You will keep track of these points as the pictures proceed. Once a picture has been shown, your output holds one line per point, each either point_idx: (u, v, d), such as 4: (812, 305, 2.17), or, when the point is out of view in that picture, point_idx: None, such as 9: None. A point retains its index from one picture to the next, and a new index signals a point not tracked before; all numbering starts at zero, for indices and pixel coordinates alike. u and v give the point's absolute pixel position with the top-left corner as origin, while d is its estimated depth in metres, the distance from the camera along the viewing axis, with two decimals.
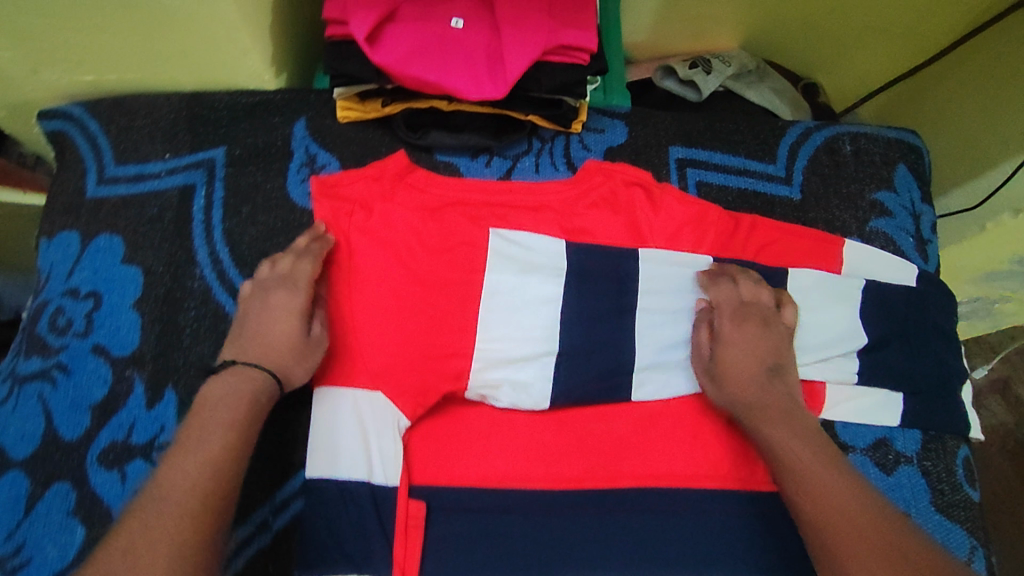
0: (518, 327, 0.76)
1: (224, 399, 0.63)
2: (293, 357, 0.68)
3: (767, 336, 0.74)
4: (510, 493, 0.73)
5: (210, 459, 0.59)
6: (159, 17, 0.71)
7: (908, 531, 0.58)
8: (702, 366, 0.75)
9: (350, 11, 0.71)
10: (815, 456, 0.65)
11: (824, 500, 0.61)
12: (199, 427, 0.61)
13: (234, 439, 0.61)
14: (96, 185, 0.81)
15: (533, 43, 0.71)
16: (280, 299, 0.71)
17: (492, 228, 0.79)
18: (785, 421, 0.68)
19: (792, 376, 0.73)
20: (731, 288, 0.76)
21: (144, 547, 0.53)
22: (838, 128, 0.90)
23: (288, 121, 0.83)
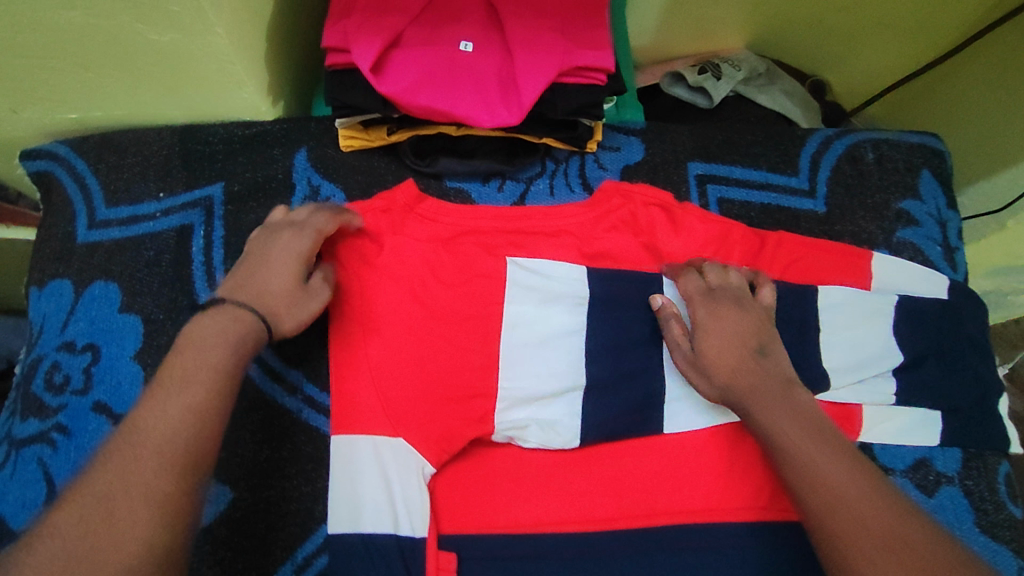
0: (543, 362, 0.72)
1: (208, 338, 0.58)
2: (288, 305, 0.64)
3: (744, 317, 0.69)
4: (543, 538, 0.70)
5: (193, 409, 0.53)
6: (146, 53, 0.66)
7: (916, 519, 0.55)
8: (687, 361, 0.69)
9: (352, 38, 0.67)
10: (813, 441, 0.60)
11: (827, 490, 0.56)
12: (180, 371, 0.56)
13: (218, 386, 0.56)
14: (87, 229, 0.77)
15: (548, 65, 0.67)
16: (283, 244, 0.66)
17: (509, 257, 0.75)
18: (777, 402, 0.63)
19: (778, 353, 0.69)
20: (698, 279, 0.72)
21: (117, 499, 0.48)
22: (859, 135, 0.87)
23: (288, 152, 0.79)
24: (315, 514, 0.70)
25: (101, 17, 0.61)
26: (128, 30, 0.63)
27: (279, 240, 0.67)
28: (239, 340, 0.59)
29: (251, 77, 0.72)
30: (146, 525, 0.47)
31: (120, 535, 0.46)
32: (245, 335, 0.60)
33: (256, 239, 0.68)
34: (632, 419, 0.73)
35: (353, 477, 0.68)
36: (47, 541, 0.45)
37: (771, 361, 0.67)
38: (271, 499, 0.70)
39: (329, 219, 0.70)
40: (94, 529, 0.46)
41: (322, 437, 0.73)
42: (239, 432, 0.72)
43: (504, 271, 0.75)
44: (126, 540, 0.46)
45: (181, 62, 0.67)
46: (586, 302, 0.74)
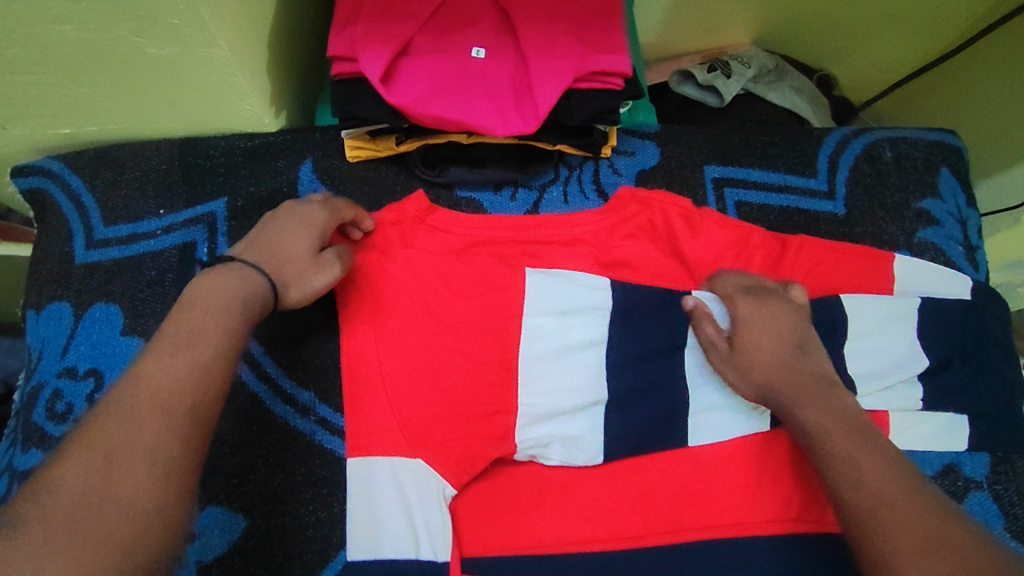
0: (563, 376, 0.70)
1: (217, 296, 0.57)
2: (298, 274, 0.63)
3: (789, 316, 0.67)
4: (568, 558, 0.68)
5: (199, 366, 0.53)
6: (143, 67, 0.63)
7: (962, 522, 0.51)
8: (724, 360, 0.68)
9: (360, 47, 0.64)
10: (850, 436, 0.58)
11: (862, 485, 0.54)
12: (187, 328, 0.55)
13: (226, 345, 0.55)
14: (85, 249, 0.74)
15: (565, 72, 0.65)
16: (303, 214, 0.65)
17: (526, 268, 0.73)
18: (817, 400, 0.62)
19: (821, 353, 0.67)
20: (736, 278, 0.71)
21: (123, 454, 0.47)
22: (877, 133, 0.85)
23: (293, 164, 0.76)
24: (333, 540, 0.68)
25: (96, 31, 0.58)
26: (124, 44, 0.60)
27: (302, 211, 0.66)
28: (245, 299, 0.58)
29: (254, 89, 0.69)
30: (151, 482, 0.47)
31: (124, 490, 0.46)
32: (251, 292, 0.58)
33: (279, 210, 0.67)
34: (655, 433, 0.71)
35: (372, 501, 0.66)
36: (52, 491, 0.44)
37: (814, 361, 0.66)
38: (286, 526, 0.68)
39: (356, 214, 0.70)
40: (98, 483, 0.45)
41: (337, 460, 0.70)
42: (250, 458, 0.69)
43: (521, 282, 0.72)
44: (128, 493, 0.46)
45: (181, 75, 0.65)
46: (605, 312, 0.72)
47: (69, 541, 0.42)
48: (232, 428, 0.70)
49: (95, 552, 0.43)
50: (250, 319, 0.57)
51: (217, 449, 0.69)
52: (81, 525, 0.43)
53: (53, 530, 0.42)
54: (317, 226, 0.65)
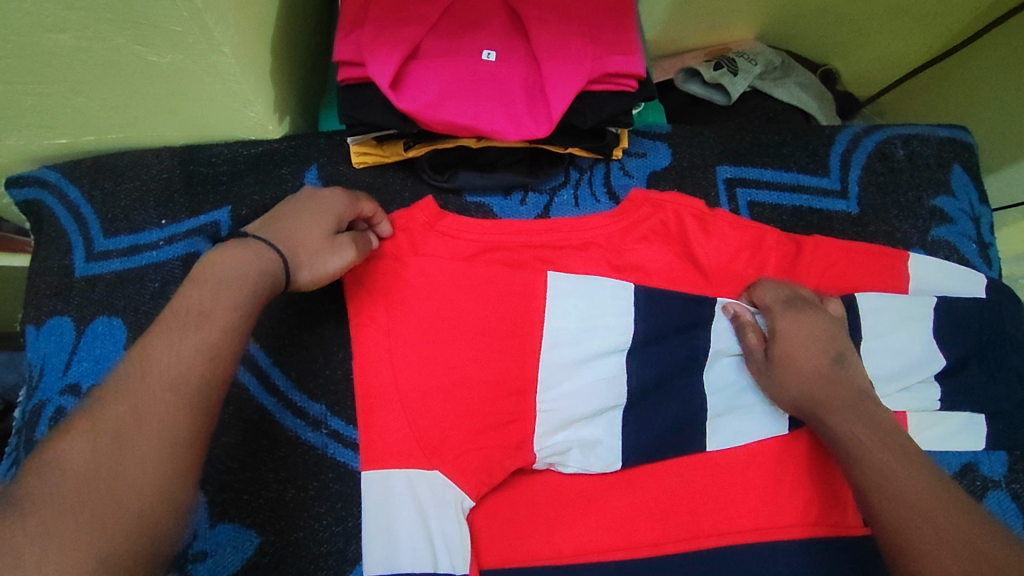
0: (580, 383, 0.69)
1: (228, 275, 0.55)
2: (311, 256, 0.61)
3: (828, 328, 0.69)
4: (588, 568, 0.67)
5: (209, 347, 0.51)
6: (143, 75, 0.61)
7: (994, 529, 0.52)
8: (763, 372, 0.69)
9: (368, 51, 0.62)
10: (887, 446, 0.59)
11: (898, 494, 0.56)
12: (196, 307, 0.53)
13: (235, 326, 0.53)
14: (85, 261, 0.71)
15: (577, 74, 0.64)
16: (321, 198, 0.64)
17: (550, 270, 0.71)
18: (855, 412, 0.63)
19: (858, 365, 0.68)
20: (775, 287, 0.72)
21: (129, 435, 0.46)
22: (888, 130, 0.84)
23: (298, 171, 0.75)
24: (349, 556, 0.66)
25: (94, 39, 0.56)
26: (124, 52, 0.58)
27: (321, 196, 0.64)
28: (257, 278, 0.56)
29: (257, 95, 0.67)
30: (159, 464, 0.45)
31: (131, 472, 0.44)
32: (262, 271, 0.57)
33: (299, 193, 0.65)
34: (673, 439, 0.70)
35: (389, 513, 0.65)
36: (56, 469, 0.43)
37: (852, 372, 0.67)
38: (300, 542, 0.66)
39: (374, 210, 0.68)
40: (103, 463, 0.44)
41: (352, 473, 0.68)
42: (260, 472, 0.67)
43: (543, 287, 0.71)
44: (137, 475, 0.44)
45: (182, 83, 0.63)
46: (628, 316, 0.71)
47: (74, 523, 0.41)
48: (239, 442, 0.67)
49: (99, 535, 0.41)
50: (259, 300, 0.56)
51: (225, 463, 0.66)
52: (85, 506, 0.42)
53: (58, 506, 0.41)
54: (335, 214, 0.64)
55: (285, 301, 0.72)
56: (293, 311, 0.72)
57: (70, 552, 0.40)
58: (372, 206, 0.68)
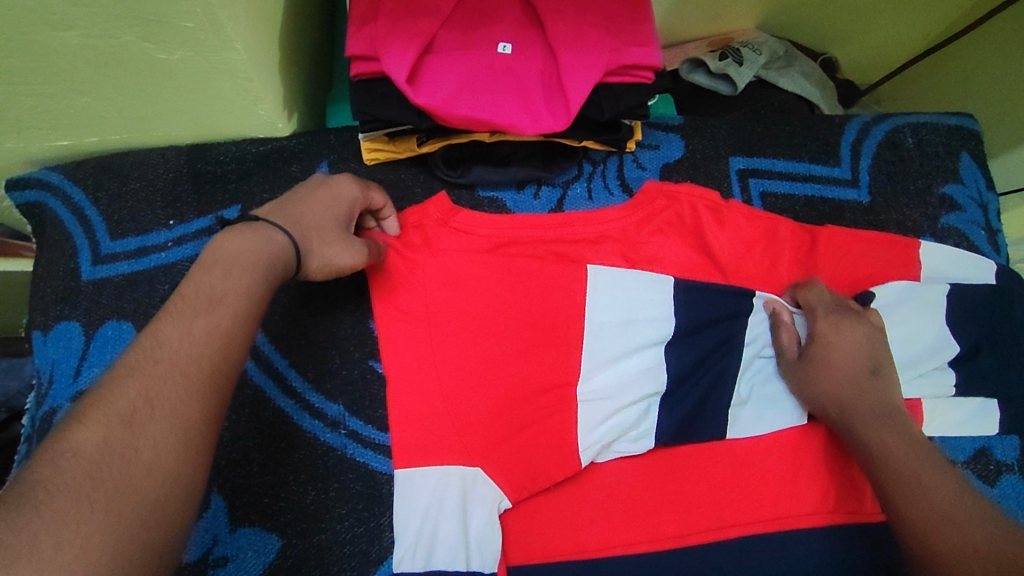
0: (609, 376, 0.68)
1: (238, 262, 0.55)
2: (323, 243, 0.61)
3: (870, 337, 0.69)
4: (612, 562, 0.67)
5: (220, 332, 0.51)
6: (152, 73, 0.59)
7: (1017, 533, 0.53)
8: (795, 372, 0.70)
9: (383, 46, 0.62)
10: (915, 456, 0.61)
11: (926, 503, 0.57)
12: (207, 292, 0.53)
13: (245, 311, 0.53)
14: (92, 264, 0.69)
15: (594, 66, 0.63)
16: (333, 187, 0.64)
17: (590, 265, 0.71)
18: (884, 423, 0.64)
19: (893, 380, 0.68)
20: (822, 292, 0.72)
21: (140, 419, 0.45)
22: (897, 119, 0.85)
23: (308, 168, 0.74)
24: (371, 557, 0.65)
25: (101, 37, 0.54)
26: (131, 50, 0.56)
27: (337, 195, 0.63)
28: (268, 264, 0.56)
29: (267, 92, 0.66)
30: (173, 448, 0.45)
31: (146, 458, 0.44)
32: (271, 255, 0.56)
33: (315, 185, 0.64)
34: (695, 430, 0.70)
35: (426, 509, 0.65)
36: (69, 456, 0.42)
37: (884, 387, 0.67)
38: (322, 544, 0.65)
39: (384, 201, 0.68)
40: (117, 449, 0.43)
41: (371, 473, 0.67)
42: (281, 475, 0.66)
43: (582, 283, 0.70)
44: (150, 460, 0.44)
45: (191, 81, 0.61)
46: (645, 308, 0.70)
47: (89, 509, 0.40)
48: (258, 445, 0.66)
49: (115, 522, 0.40)
50: (269, 284, 0.56)
51: (245, 467, 0.65)
52: (100, 491, 0.41)
53: (71, 489, 0.40)
54: (345, 207, 0.64)
55: (299, 301, 0.71)
56: (308, 310, 0.71)
57: (86, 539, 0.39)
58: (383, 197, 0.68)
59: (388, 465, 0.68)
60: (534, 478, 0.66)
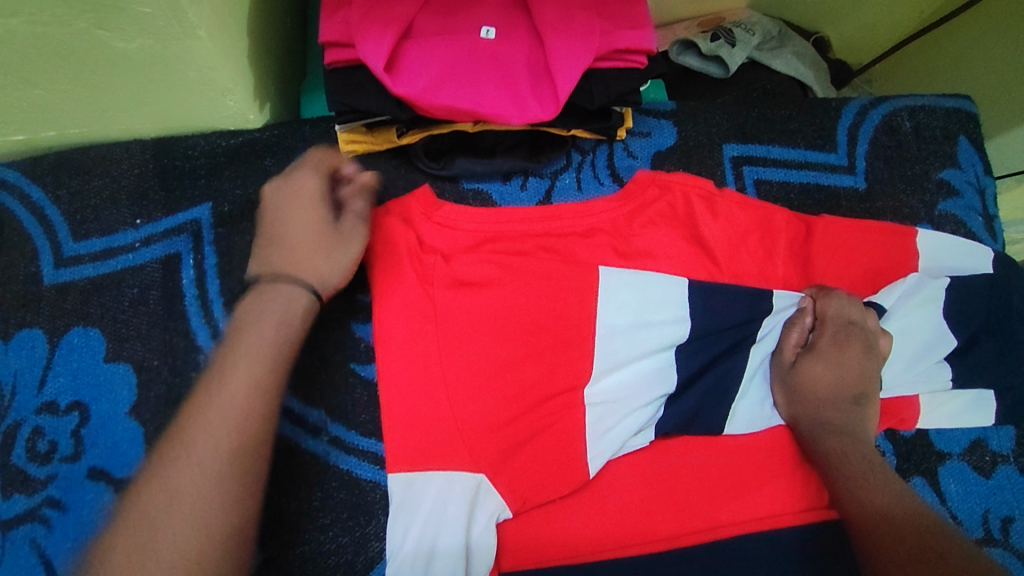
0: (601, 374, 0.66)
1: (246, 330, 0.55)
2: (327, 258, 0.59)
3: (867, 365, 0.68)
4: (605, 565, 0.64)
5: (237, 406, 0.51)
6: (109, 63, 0.55)
7: (958, 546, 0.53)
8: (781, 384, 0.69)
9: (359, 31, 0.58)
10: (874, 473, 0.61)
11: (879, 513, 0.58)
12: (220, 369, 0.53)
13: (260, 377, 0.53)
14: (54, 268, 0.66)
15: (583, 50, 0.60)
16: (296, 190, 0.61)
17: (600, 266, 0.69)
18: (853, 442, 0.64)
19: (874, 411, 0.68)
20: (846, 301, 0.69)
21: (165, 516, 0.47)
22: (895, 102, 0.83)
23: (283, 162, 0.70)
24: (358, 567, 0.63)
25: (51, 24, 0.50)
26: (87, 38, 0.52)
27: (301, 205, 0.60)
28: (278, 320, 0.56)
29: (236, 83, 0.62)
30: (195, 543, 0.47)
31: (169, 559, 0.46)
32: (289, 303, 0.57)
33: (278, 203, 0.61)
34: (688, 428, 0.68)
35: (427, 516, 0.62)
36: (108, 563, 0.46)
37: (864, 416, 0.67)
38: (306, 555, 0.62)
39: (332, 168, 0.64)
40: (145, 551, 0.46)
41: (357, 481, 0.65)
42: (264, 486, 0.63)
43: (595, 284, 0.68)
44: (173, 560, 0.46)
45: (153, 71, 0.57)
46: (637, 306, 0.68)
47: None
48: None
49: None
50: (283, 349, 0.55)
51: None
52: None
53: None
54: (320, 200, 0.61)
55: None
56: None
57: None
58: (327, 164, 0.64)
59: (374, 472, 0.65)
60: (522, 483, 0.63)
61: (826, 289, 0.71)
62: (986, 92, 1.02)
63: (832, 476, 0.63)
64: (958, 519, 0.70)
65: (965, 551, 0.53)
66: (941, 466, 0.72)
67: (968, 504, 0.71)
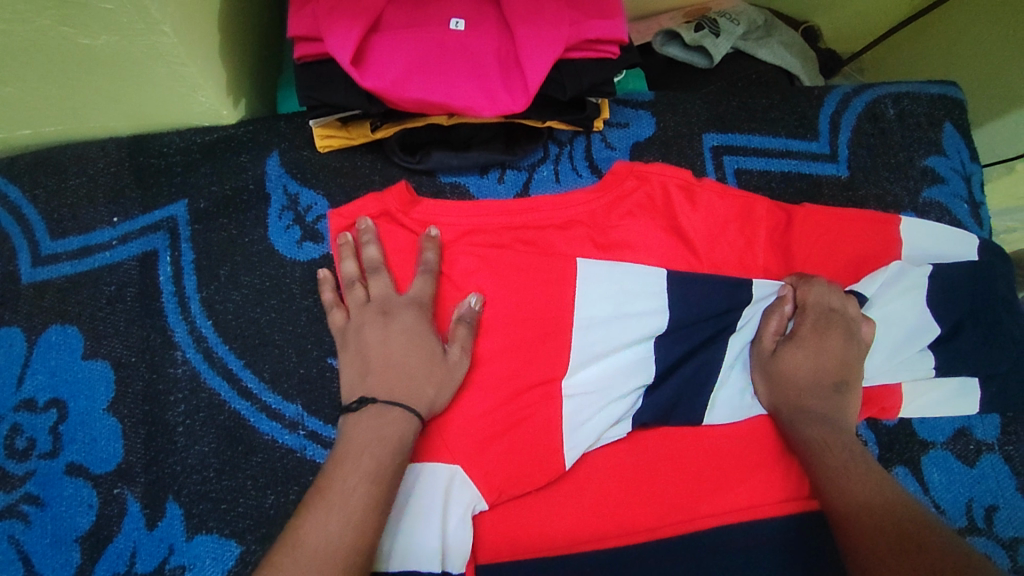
0: (578, 367, 0.66)
1: (369, 445, 0.56)
2: (435, 389, 0.60)
3: (847, 352, 0.67)
4: (582, 559, 0.63)
5: (354, 496, 0.53)
6: (76, 59, 0.55)
7: (936, 530, 0.53)
8: (760, 370, 0.69)
9: (326, 25, 0.58)
10: (853, 460, 0.61)
11: (854, 500, 0.58)
12: (336, 464, 0.55)
13: (374, 473, 0.55)
14: (32, 266, 0.66)
15: (553, 40, 0.60)
16: (401, 326, 0.62)
17: (577, 258, 0.68)
18: (833, 432, 0.64)
19: (857, 399, 0.67)
20: (825, 288, 0.68)
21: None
22: (879, 90, 0.82)
23: (258, 158, 0.70)
24: None
25: (14, 21, 0.50)
26: (50, 35, 0.52)
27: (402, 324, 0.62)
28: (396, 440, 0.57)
29: (207, 79, 0.62)
30: None
31: None
32: (399, 441, 0.57)
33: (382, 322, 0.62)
34: (666, 420, 0.68)
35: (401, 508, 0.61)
36: None
37: (845, 403, 0.66)
38: None
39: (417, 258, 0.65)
40: None
41: None
42: (239, 481, 0.62)
43: (571, 275, 0.68)
44: None
45: (121, 68, 0.57)
46: (615, 299, 0.68)
47: None
48: (215, 450, 0.62)
49: None
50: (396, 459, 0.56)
51: (202, 472, 0.62)
52: None
53: None
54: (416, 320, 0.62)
55: (253, 299, 0.67)
56: (262, 306, 0.67)
57: None
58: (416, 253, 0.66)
59: None
60: (498, 476, 0.63)
61: (803, 277, 0.70)
62: (973, 79, 1.01)
63: (813, 465, 0.62)
64: (941, 509, 0.70)
65: (948, 539, 0.52)
66: (924, 455, 0.72)
67: (952, 493, 0.70)
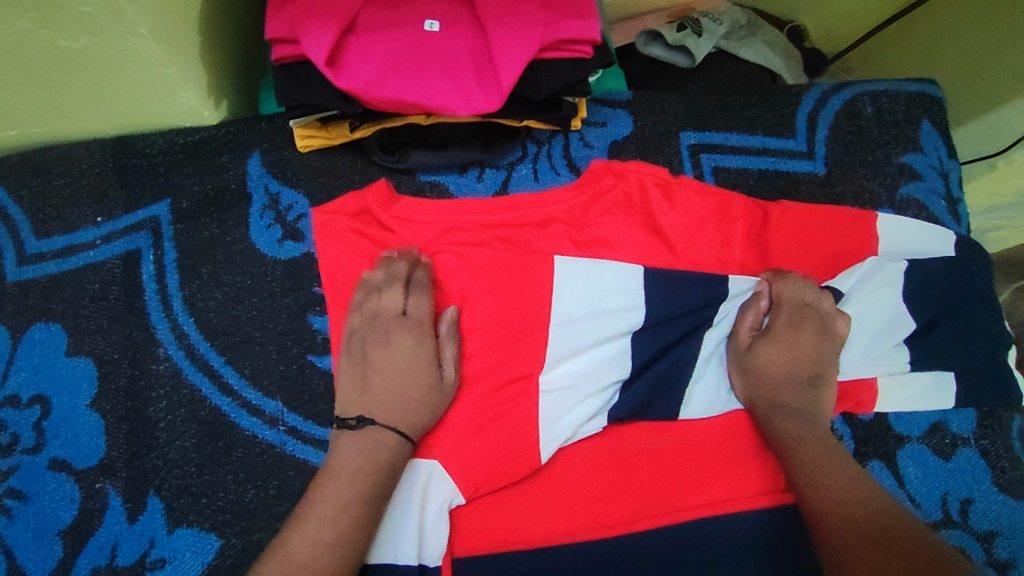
0: (554, 363, 0.67)
1: (362, 465, 0.58)
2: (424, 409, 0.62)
3: (821, 346, 0.67)
4: (558, 552, 0.64)
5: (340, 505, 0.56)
6: (57, 61, 0.57)
7: (907, 523, 0.53)
8: (736, 365, 0.69)
9: (303, 26, 0.59)
10: (828, 455, 0.62)
11: (828, 493, 0.58)
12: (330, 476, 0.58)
13: (364, 488, 0.57)
14: (17, 265, 0.67)
15: (526, 40, 0.61)
16: (398, 346, 0.63)
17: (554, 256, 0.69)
18: (809, 427, 0.64)
19: (831, 393, 0.68)
20: (799, 284, 0.69)
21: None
22: (856, 88, 0.83)
23: (240, 158, 0.71)
24: None
25: None
26: (31, 37, 0.53)
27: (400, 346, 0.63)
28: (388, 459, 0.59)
29: (187, 80, 0.63)
30: None
31: None
32: (392, 459, 0.59)
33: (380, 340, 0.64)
34: (642, 414, 0.68)
35: None
36: None
37: (819, 398, 0.67)
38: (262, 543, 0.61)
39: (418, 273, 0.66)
40: None
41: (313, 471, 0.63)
42: (219, 476, 0.63)
43: (548, 272, 0.68)
44: None
45: (101, 69, 0.58)
46: (592, 295, 0.68)
47: None
48: (196, 445, 0.63)
49: None
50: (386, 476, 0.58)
51: (183, 467, 0.63)
52: None
53: None
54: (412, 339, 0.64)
55: (234, 297, 0.68)
56: (243, 304, 0.68)
57: None
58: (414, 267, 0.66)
59: None
60: (475, 471, 0.64)
61: (778, 273, 0.71)
62: (955, 76, 1.02)
63: (789, 459, 0.63)
64: (916, 502, 0.70)
65: (917, 532, 0.52)
66: (900, 449, 0.72)
67: (927, 487, 0.71)
